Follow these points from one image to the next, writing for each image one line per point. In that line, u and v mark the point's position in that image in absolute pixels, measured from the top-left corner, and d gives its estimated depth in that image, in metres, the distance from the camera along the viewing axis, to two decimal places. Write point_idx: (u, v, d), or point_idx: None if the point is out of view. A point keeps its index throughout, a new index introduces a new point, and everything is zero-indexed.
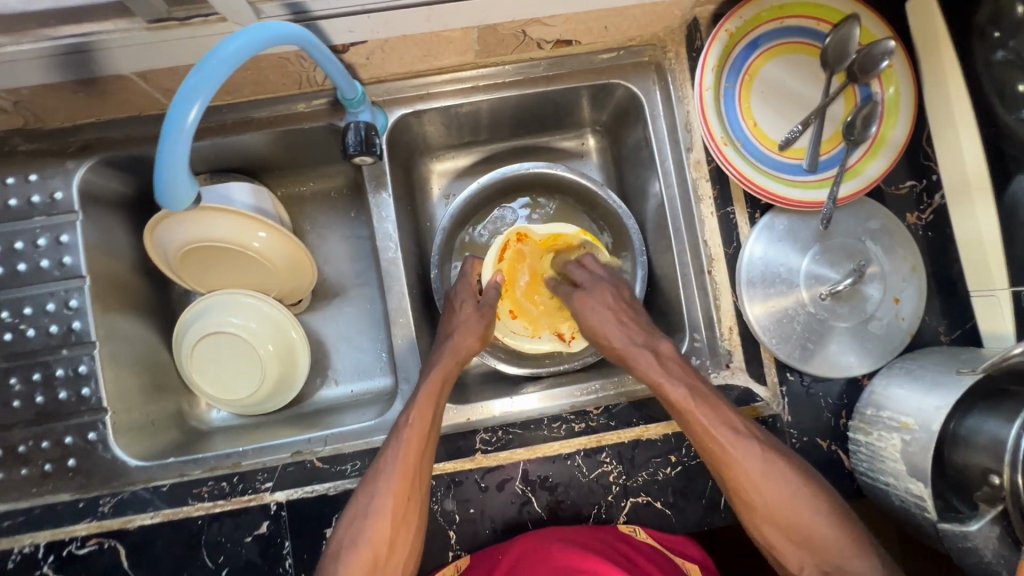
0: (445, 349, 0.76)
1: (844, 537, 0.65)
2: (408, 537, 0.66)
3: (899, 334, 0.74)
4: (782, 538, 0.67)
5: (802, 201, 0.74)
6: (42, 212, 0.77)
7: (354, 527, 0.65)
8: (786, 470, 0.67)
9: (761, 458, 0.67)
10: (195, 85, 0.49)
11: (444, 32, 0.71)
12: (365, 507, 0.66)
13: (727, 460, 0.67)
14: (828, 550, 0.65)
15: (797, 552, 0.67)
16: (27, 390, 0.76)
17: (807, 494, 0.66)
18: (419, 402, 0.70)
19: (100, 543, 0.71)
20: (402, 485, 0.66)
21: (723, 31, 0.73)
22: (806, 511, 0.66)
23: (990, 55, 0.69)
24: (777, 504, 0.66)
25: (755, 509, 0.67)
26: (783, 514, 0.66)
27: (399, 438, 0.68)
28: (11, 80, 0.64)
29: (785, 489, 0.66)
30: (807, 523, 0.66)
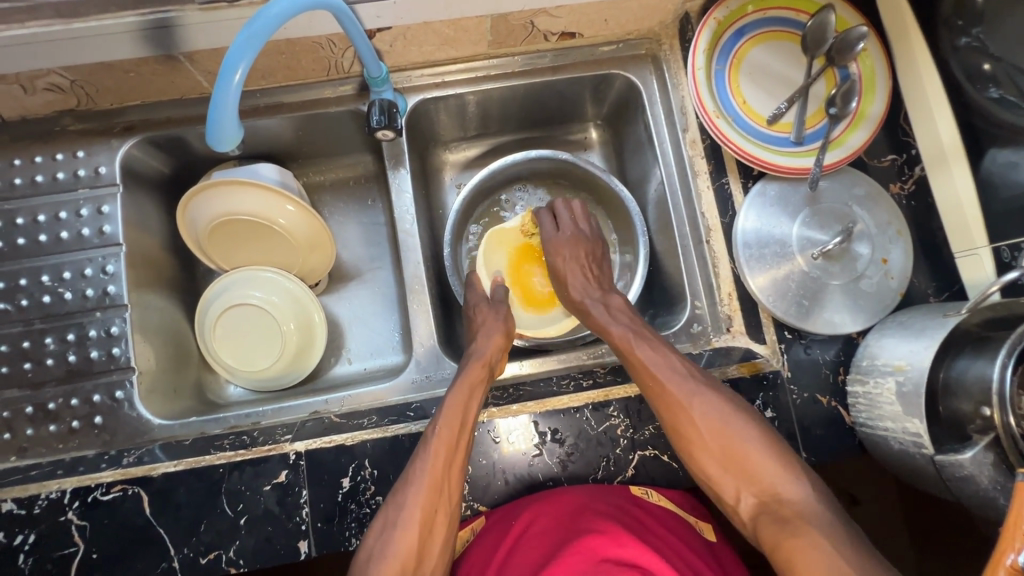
0: (472, 359, 0.78)
1: (776, 462, 0.67)
2: (438, 545, 0.65)
3: (889, 293, 0.78)
4: (712, 465, 0.69)
5: (789, 167, 0.80)
6: (86, 185, 0.83)
7: (382, 539, 0.64)
8: (718, 399, 0.71)
9: (694, 387, 0.71)
10: (250, 35, 0.56)
11: (461, 20, 0.79)
12: (393, 515, 0.65)
13: (659, 391, 0.71)
14: (763, 478, 0.66)
15: (732, 482, 0.68)
16: (61, 349, 0.80)
17: (739, 423, 0.69)
18: (447, 410, 0.71)
19: (125, 489, 0.71)
20: (431, 494, 0.66)
21: (711, 19, 0.81)
22: (739, 438, 0.68)
23: (956, 41, 0.75)
24: (709, 428, 0.69)
25: (688, 436, 0.69)
26: (724, 449, 0.68)
27: (428, 448, 0.68)
28: (74, 56, 0.71)
29: (724, 424, 0.69)
30: (736, 448, 0.68)
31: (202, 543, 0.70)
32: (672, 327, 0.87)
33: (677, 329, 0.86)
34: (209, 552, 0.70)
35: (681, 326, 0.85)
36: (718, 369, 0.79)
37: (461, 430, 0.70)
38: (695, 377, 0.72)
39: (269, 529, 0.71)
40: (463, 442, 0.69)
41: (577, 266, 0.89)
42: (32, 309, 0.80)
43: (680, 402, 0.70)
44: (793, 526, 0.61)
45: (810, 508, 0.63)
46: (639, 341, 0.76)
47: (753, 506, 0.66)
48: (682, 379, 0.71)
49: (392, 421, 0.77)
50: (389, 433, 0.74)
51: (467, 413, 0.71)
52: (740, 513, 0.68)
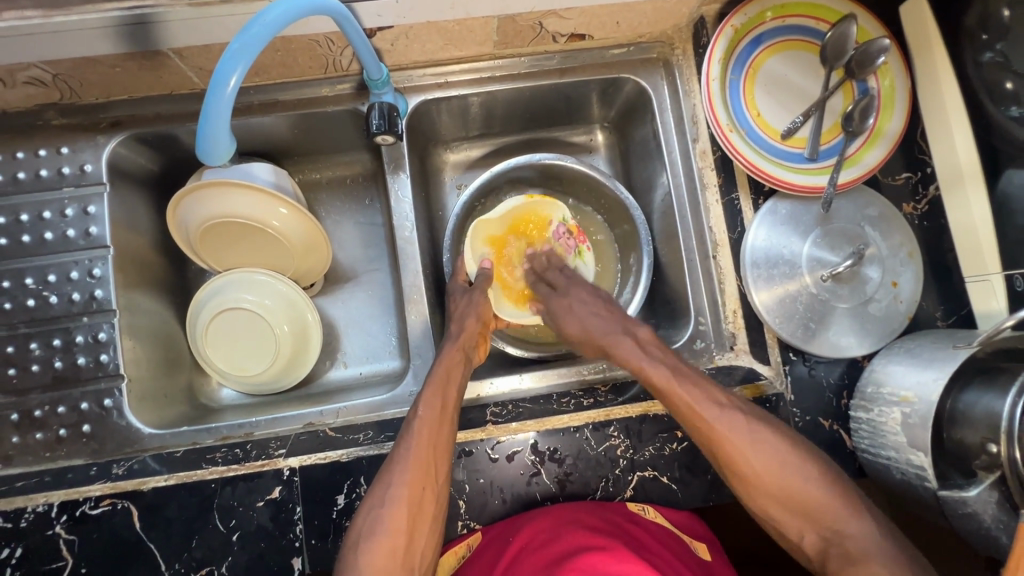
0: (449, 343, 0.77)
1: (831, 495, 0.65)
2: (427, 526, 0.65)
3: (897, 317, 0.77)
4: (778, 508, 0.66)
5: (802, 185, 0.78)
6: (71, 183, 0.79)
7: (371, 518, 0.63)
8: (764, 431, 0.68)
9: (751, 430, 0.67)
10: (238, 47, 0.53)
11: (467, 20, 0.76)
12: (381, 496, 0.64)
13: (722, 443, 0.67)
14: (791, 485, 0.65)
15: (795, 520, 0.66)
16: (47, 355, 0.77)
17: (797, 459, 0.66)
18: (426, 395, 0.70)
19: (114, 503, 0.71)
20: (417, 473, 0.65)
21: (728, 26, 0.78)
22: (800, 475, 0.65)
23: (979, 57, 0.73)
24: (772, 470, 0.66)
25: (747, 478, 0.66)
26: (780, 486, 0.65)
27: (411, 430, 0.67)
28: (54, 50, 0.67)
29: (773, 457, 0.66)
30: (800, 491, 0.65)
31: (194, 559, 0.69)
32: (674, 343, 0.85)
33: (679, 345, 0.84)
34: (201, 568, 0.69)
35: (683, 342, 0.84)
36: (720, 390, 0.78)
37: (442, 413, 0.69)
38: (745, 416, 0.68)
39: (262, 546, 0.70)
40: (446, 428, 0.69)
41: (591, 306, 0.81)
42: (16, 312, 0.78)
43: (734, 446, 0.66)
44: (859, 565, 0.60)
45: (871, 543, 0.62)
46: (682, 381, 0.69)
47: (817, 543, 0.65)
48: (735, 418, 0.68)
49: (389, 438, 0.75)
50: (384, 449, 0.73)
51: (446, 398, 0.70)
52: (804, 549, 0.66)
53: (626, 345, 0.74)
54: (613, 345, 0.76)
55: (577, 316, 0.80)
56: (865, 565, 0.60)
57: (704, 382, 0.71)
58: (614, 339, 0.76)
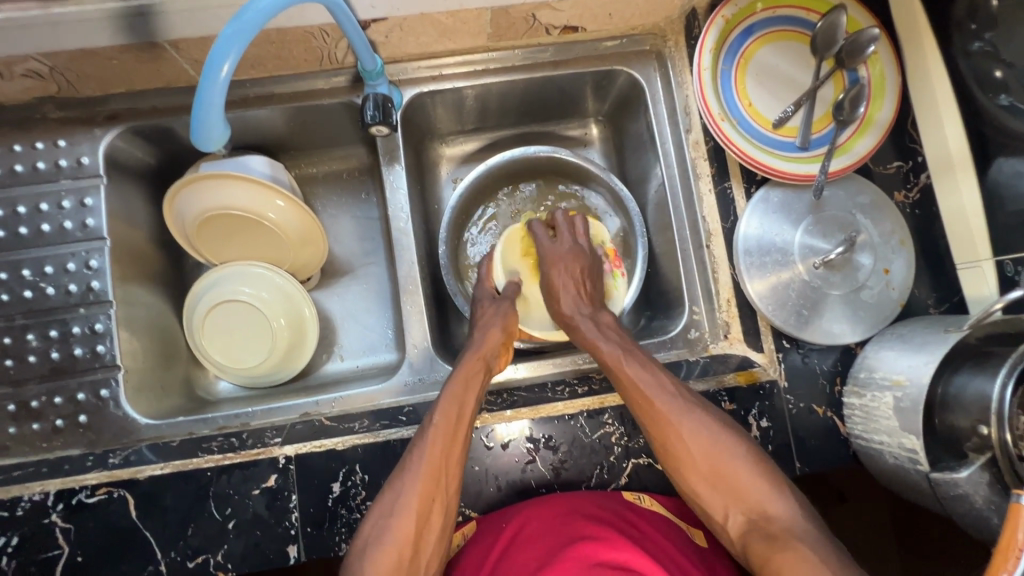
0: (468, 352, 0.76)
1: (760, 478, 0.65)
2: (434, 537, 0.64)
3: (889, 304, 0.78)
4: (702, 485, 0.66)
5: (793, 173, 0.78)
6: (68, 176, 0.80)
7: (378, 528, 0.63)
8: (699, 412, 0.69)
9: (675, 396, 0.69)
10: (232, 32, 0.54)
11: (460, 11, 0.76)
12: (390, 504, 0.64)
13: (647, 408, 0.69)
14: (717, 463, 0.66)
15: (719, 499, 0.65)
16: (43, 346, 0.78)
17: (722, 435, 0.67)
18: (443, 404, 0.69)
19: (110, 492, 0.71)
20: (428, 482, 0.64)
21: (719, 17, 0.79)
22: (724, 452, 0.66)
23: (968, 46, 0.74)
24: (690, 438, 0.67)
25: (676, 453, 0.67)
26: (708, 463, 0.66)
27: (424, 439, 0.67)
28: (52, 42, 0.68)
29: (703, 435, 0.67)
30: (727, 470, 0.65)
31: (189, 547, 0.69)
32: (669, 332, 0.85)
33: (674, 334, 0.85)
34: (196, 556, 0.69)
35: (678, 331, 0.84)
36: (714, 377, 0.78)
37: (457, 422, 0.68)
38: (682, 395, 0.70)
39: (257, 534, 0.70)
40: (459, 438, 0.68)
41: (569, 280, 0.83)
42: (13, 304, 0.78)
43: (668, 421, 0.67)
44: (779, 543, 0.59)
45: (798, 526, 0.61)
46: (629, 358, 0.72)
47: (742, 524, 0.64)
48: (672, 397, 0.69)
49: (384, 426, 0.75)
50: (380, 438, 0.73)
51: (463, 408, 0.70)
52: (727, 531, 0.65)
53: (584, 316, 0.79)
54: (576, 321, 0.80)
55: (557, 276, 0.84)
56: (785, 544, 0.59)
57: (648, 360, 0.73)
58: (576, 317, 0.80)
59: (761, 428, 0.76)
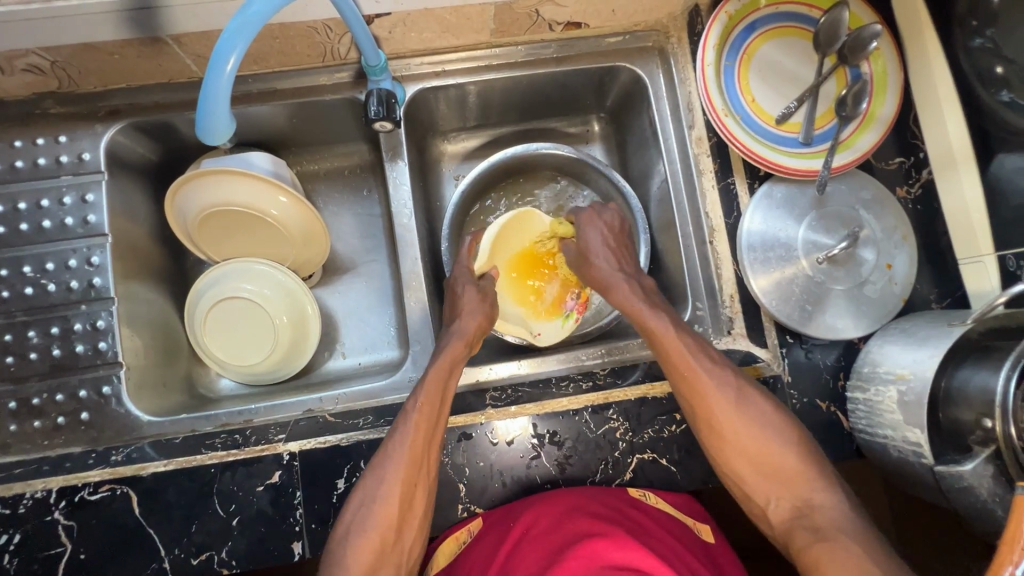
0: (453, 336, 0.76)
1: (807, 467, 0.67)
2: (416, 521, 0.66)
3: (892, 298, 0.78)
4: (746, 468, 0.69)
5: (797, 168, 0.78)
6: (69, 172, 0.79)
7: (360, 512, 0.64)
8: (751, 397, 0.70)
9: (732, 385, 0.71)
10: (239, 25, 0.54)
11: (464, 7, 0.76)
12: (372, 489, 0.65)
13: (699, 388, 0.70)
14: (763, 448, 0.68)
15: (765, 484, 0.68)
16: (45, 343, 0.77)
17: (772, 422, 0.69)
18: (426, 391, 0.69)
19: (114, 489, 0.70)
20: (410, 468, 0.65)
21: (723, 13, 0.79)
22: (774, 441, 0.68)
23: (969, 42, 0.74)
24: (738, 422, 0.69)
25: (724, 435, 0.69)
26: (755, 448, 0.68)
27: (406, 423, 0.67)
28: (53, 36, 0.67)
29: (750, 420, 0.69)
30: (771, 454, 0.68)
31: (194, 544, 0.69)
32: None
33: None
34: (201, 553, 0.69)
35: None
36: None
37: (438, 410, 0.69)
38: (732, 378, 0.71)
39: (262, 530, 0.70)
40: (440, 425, 0.69)
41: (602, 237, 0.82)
42: (14, 301, 0.77)
43: (719, 406, 0.69)
44: (826, 535, 0.62)
45: (842, 516, 0.64)
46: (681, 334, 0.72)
47: (786, 511, 0.67)
48: (726, 381, 0.71)
49: (389, 422, 0.75)
50: (384, 434, 0.73)
51: (443, 394, 0.70)
52: (768, 516, 0.68)
53: (623, 286, 0.78)
54: (614, 284, 0.78)
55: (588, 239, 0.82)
56: (828, 535, 0.61)
57: (694, 337, 0.73)
58: (614, 282, 0.78)
59: None
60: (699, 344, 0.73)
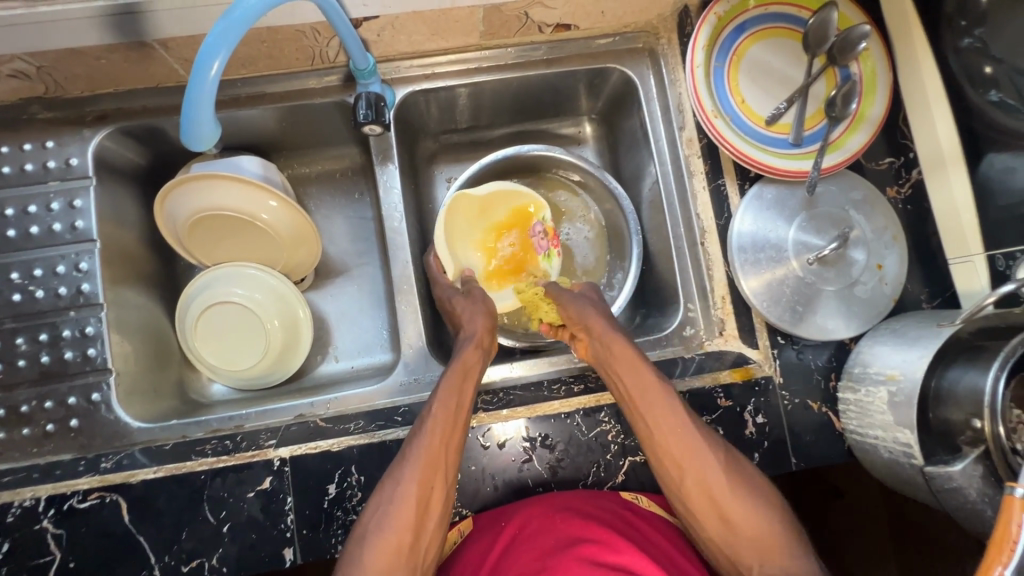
0: (464, 344, 0.76)
1: (789, 536, 0.65)
2: (433, 526, 0.64)
3: (882, 299, 0.78)
4: (732, 539, 0.65)
5: (787, 170, 0.78)
6: (57, 177, 0.79)
7: (378, 515, 0.63)
8: (737, 461, 0.68)
9: (717, 449, 0.68)
10: (222, 31, 0.54)
11: (453, 10, 0.76)
12: (389, 494, 0.64)
13: (686, 454, 0.67)
14: (750, 516, 0.65)
15: (752, 557, 0.64)
16: (33, 350, 0.77)
17: (756, 489, 0.67)
18: (442, 394, 0.69)
19: (103, 496, 0.70)
20: (427, 471, 0.64)
21: (712, 14, 0.79)
22: (759, 507, 0.66)
23: (958, 42, 0.74)
24: (727, 488, 0.66)
25: (711, 501, 0.66)
26: (741, 514, 0.65)
27: (424, 427, 0.67)
28: (39, 41, 0.67)
29: (738, 484, 0.66)
30: (758, 524, 0.65)
31: (184, 551, 0.69)
32: (665, 330, 0.86)
33: (670, 331, 0.85)
34: (191, 560, 0.69)
35: (673, 329, 0.84)
36: (710, 374, 0.78)
37: (456, 413, 0.68)
38: (716, 440, 0.69)
39: (253, 537, 0.69)
40: (459, 427, 0.68)
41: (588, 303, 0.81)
42: (2, 308, 0.77)
43: (707, 471, 0.66)
44: None
45: None
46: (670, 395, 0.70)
47: None
48: (714, 445, 0.68)
49: (380, 426, 0.75)
50: (375, 438, 0.73)
51: (461, 397, 0.70)
52: None
53: (613, 338, 0.74)
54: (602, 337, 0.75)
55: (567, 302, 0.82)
56: None
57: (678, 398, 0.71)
58: (599, 334, 0.76)
59: (757, 425, 0.76)
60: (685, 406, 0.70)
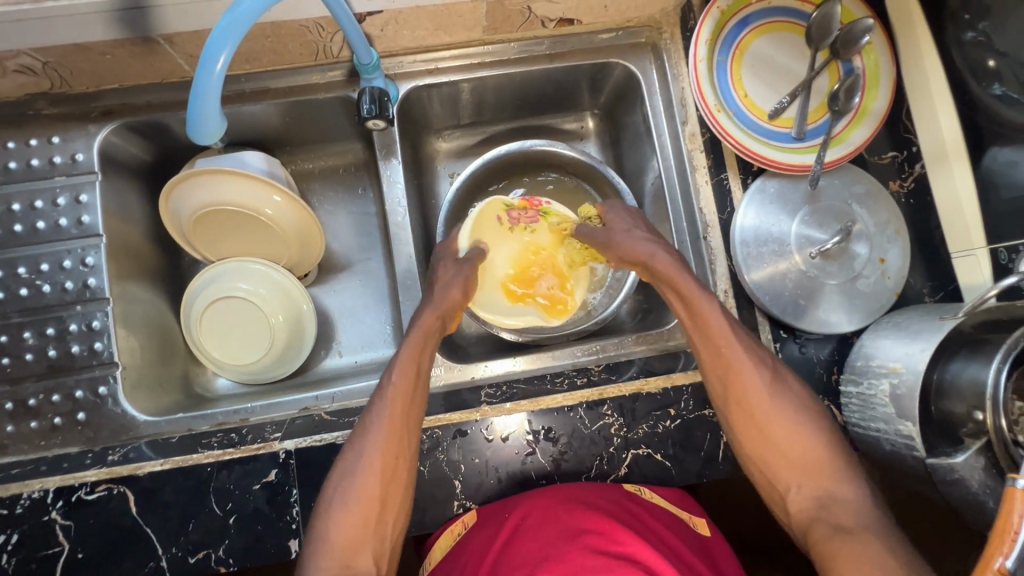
0: (425, 311, 0.77)
1: (830, 456, 0.67)
2: (400, 494, 0.65)
3: (885, 293, 0.78)
4: (773, 454, 0.68)
5: (788, 164, 0.79)
6: (62, 173, 0.79)
7: (342, 486, 0.64)
8: (783, 379, 0.72)
9: (762, 369, 0.71)
10: (228, 25, 0.54)
11: (456, 4, 0.76)
12: (353, 463, 0.65)
13: (733, 371, 0.70)
14: (790, 433, 0.68)
15: (789, 471, 0.68)
16: (40, 344, 0.77)
17: (795, 412, 0.69)
18: (399, 365, 0.70)
19: (110, 488, 0.71)
20: (390, 439, 0.66)
21: (715, 8, 0.79)
22: (800, 426, 0.69)
23: (961, 36, 0.74)
24: (767, 406, 0.70)
25: (754, 417, 0.70)
26: (782, 433, 0.69)
27: (383, 397, 0.68)
28: (45, 37, 0.67)
29: (782, 402, 0.70)
30: (798, 441, 0.68)
31: (191, 542, 0.69)
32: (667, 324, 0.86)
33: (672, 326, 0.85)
34: (198, 551, 0.69)
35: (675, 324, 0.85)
36: None
37: (416, 381, 0.70)
38: (763, 361, 0.72)
39: (259, 528, 0.70)
40: (418, 395, 0.70)
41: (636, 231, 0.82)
42: (10, 302, 0.78)
43: (751, 389, 0.70)
44: (846, 531, 0.60)
45: (864, 509, 0.63)
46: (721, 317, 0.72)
47: (808, 501, 0.66)
48: (759, 363, 0.71)
49: None
50: None
51: (420, 367, 0.71)
52: (787, 503, 0.67)
53: (664, 259, 0.76)
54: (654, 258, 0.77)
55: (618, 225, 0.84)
56: (851, 530, 0.60)
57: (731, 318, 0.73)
58: (652, 257, 0.77)
59: None
60: (736, 327, 0.73)
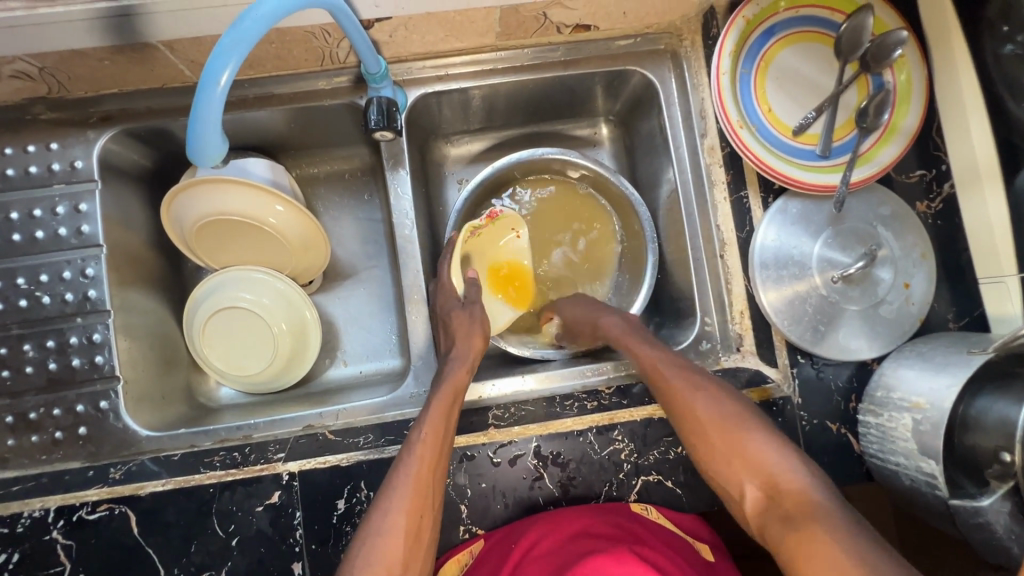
0: (453, 365, 0.75)
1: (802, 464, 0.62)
2: (423, 555, 0.62)
3: (909, 319, 0.75)
4: (737, 466, 0.63)
5: (813, 183, 0.75)
6: (62, 180, 0.77)
7: (365, 547, 0.61)
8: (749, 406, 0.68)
9: (720, 396, 0.68)
10: (228, 44, 0.51)
11: (467, 11, 0.73)
12: (376, 524, 0.62)
13: (684, 400, 0.68)
14: (756, 449, 0.63)
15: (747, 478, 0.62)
16: (41, 356, 0.76)
17: (763, 428, 0.65)
18: (431, 417, 0.69)
19: (111, 508, 0.70)
20: (416, 498, 0.63)
21: (740, 17, 0.75)
22: (765, 438, 0.64)
23: (999, 49, 0.70)
24: (729, 422, 0.65)
25: (711, 432, 0.65)
26: (745, 443, 0.64)
27: (411, 453, 0.66)
28: (40, 43, 0.65)
29: (744, 421, 0.66)
30: (763, 454, 0.63)
31: (193, 564, 0.69)
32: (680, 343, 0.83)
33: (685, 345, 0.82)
34: (200, 573, 0.69)
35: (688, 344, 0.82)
36: None
37: (443, 437, 0.67)
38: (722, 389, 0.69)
39: (262, 551, 0.69)
40: (445, 449, 0.67)
41: (589, 303, 0.85)
42: (10, 313, 0.76)
43: (702, 405, 0.67)
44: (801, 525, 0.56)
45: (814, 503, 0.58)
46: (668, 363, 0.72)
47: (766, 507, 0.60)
48: (717, 392, 0.68)
49: (390, 442, 0.73)
50: (385, 454, 0.72)
51: (448, 422, 0.69)
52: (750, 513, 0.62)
53: (611, 317, 0.80)
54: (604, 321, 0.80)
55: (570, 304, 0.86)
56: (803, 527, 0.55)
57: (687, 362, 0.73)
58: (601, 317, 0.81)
59: None
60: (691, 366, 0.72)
